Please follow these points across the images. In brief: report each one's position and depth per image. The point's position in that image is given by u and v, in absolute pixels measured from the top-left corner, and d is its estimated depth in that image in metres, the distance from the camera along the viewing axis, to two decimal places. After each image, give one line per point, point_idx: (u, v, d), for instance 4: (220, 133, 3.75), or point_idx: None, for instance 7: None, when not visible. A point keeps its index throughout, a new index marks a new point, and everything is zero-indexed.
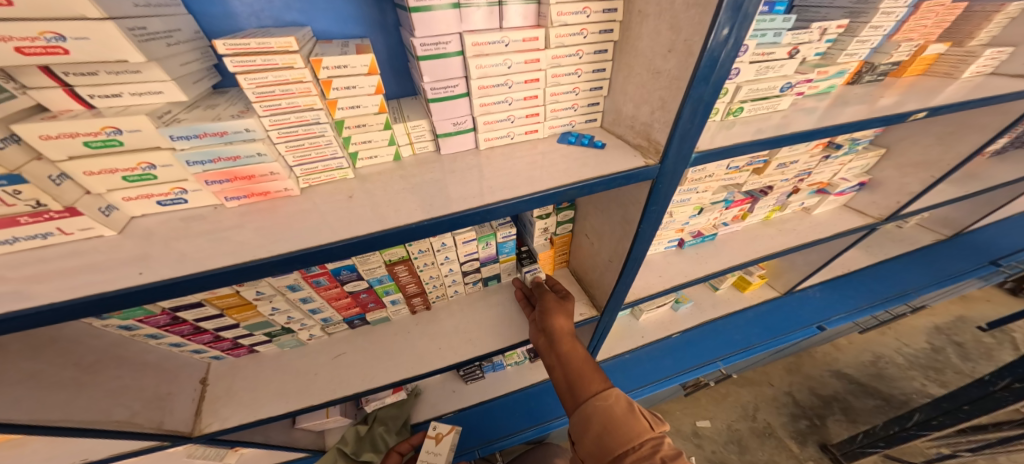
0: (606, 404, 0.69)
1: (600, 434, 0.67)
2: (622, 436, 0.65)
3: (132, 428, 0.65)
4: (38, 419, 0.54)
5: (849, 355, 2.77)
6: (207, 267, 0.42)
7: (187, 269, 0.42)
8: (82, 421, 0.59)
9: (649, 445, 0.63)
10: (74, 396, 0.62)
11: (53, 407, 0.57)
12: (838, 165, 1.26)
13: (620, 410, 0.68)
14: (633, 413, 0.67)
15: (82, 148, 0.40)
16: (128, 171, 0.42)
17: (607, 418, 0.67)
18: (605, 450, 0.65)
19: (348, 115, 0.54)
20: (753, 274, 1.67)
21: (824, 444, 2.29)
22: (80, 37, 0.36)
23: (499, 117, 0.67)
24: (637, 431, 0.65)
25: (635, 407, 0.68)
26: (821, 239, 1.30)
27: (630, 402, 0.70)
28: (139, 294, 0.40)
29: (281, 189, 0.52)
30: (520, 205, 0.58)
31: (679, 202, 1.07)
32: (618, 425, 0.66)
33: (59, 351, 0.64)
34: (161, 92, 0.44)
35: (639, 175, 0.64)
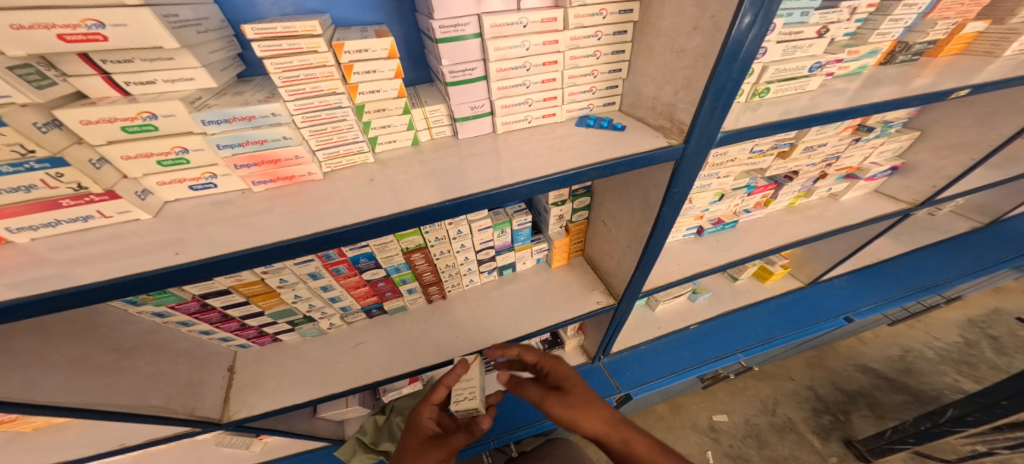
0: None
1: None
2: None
3: (167, 413, 0.69)
4: (81, 402, 0.57)
5: (875, 349, 2.68)
6: (236, 249, 0.43)
7: (219, 251, 0.43)
8: (122, 405, 0.62)
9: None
10: (115, 380, 0.64)
11: (95, 392, 0.60)
12: (868, 148, 1.20)
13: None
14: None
15: (119, 132, 0.41)
16: (163, 156, 0.44)
17: None
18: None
19: (369, 100, 0.54)
20: (775, 264, 1.63)
21: (848, 440, 2.22)
22: (119, 24, 0.37)
23: (517, 101, 0.67)
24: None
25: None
26: (848, 226, 1.26)
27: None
28: (173, 275, 0.41)
29: (305, 174, 0.52)
30: (541, 185, 0.58)
31: (699, 188, 1.05)
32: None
33: (100, 337, 0.66)
34: (192, 79, 0.44)
35: (661, 156, 0.63)
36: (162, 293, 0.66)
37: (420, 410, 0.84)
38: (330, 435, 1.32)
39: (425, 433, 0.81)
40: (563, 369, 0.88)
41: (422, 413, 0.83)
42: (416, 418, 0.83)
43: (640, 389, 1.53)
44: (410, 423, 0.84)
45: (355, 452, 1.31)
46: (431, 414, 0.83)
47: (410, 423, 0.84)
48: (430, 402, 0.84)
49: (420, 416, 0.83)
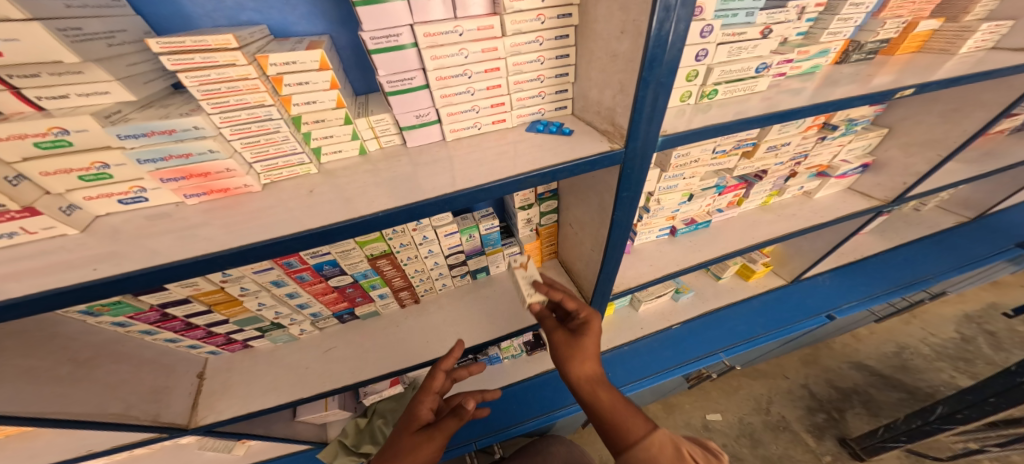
0: (650, 455, 0.61)
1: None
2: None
3: (127, 419, 0.71)
4: (35, 411, 0.58)
5: (870, 346, 2.65)
6: (163, 262, 0.44)
7: (147, 263, 0.44)
8: (78, 414, 0.64)
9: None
10: (70, 391, 0.66)
11: (50, 401, 0.62)
12: (836, 146, 1.23)
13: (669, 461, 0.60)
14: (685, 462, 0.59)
15: (32, 149, 0.41)
16: (83, 171, 0.44)
17: None
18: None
19: (305, 111, 0.55)
20: (757, 262, 1.64)
21: (842, 438, 2.20)
22: (10, 39, 0.37)
23: (463, 108, 0.67)
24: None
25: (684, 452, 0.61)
26: (823, 223, 1.26)
27: (677, 442, 0.62)
28: (96, 289, 0.42)
29: (241, 185, 0.53)
30: (480, 194, 0.58)
31: (665, 188, 1.06)
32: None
33: (56, 346, 0.68)
34: (107, 92, 0.45)
35: (604, 160, 0.63)
36: (117, 304, 0.68)
37: (417, 399, 0.77)
38: (312, 438, 1.33)
39: (421, 422, 0.75)
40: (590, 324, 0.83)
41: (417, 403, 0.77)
42: (414, 407, 0.77)
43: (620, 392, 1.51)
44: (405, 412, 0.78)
45: (337, 454, 1.30)
46: (429, 403, 0.77)
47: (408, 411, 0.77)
48: (428, 390, 0.78)
49: (420, 406, 0.76)
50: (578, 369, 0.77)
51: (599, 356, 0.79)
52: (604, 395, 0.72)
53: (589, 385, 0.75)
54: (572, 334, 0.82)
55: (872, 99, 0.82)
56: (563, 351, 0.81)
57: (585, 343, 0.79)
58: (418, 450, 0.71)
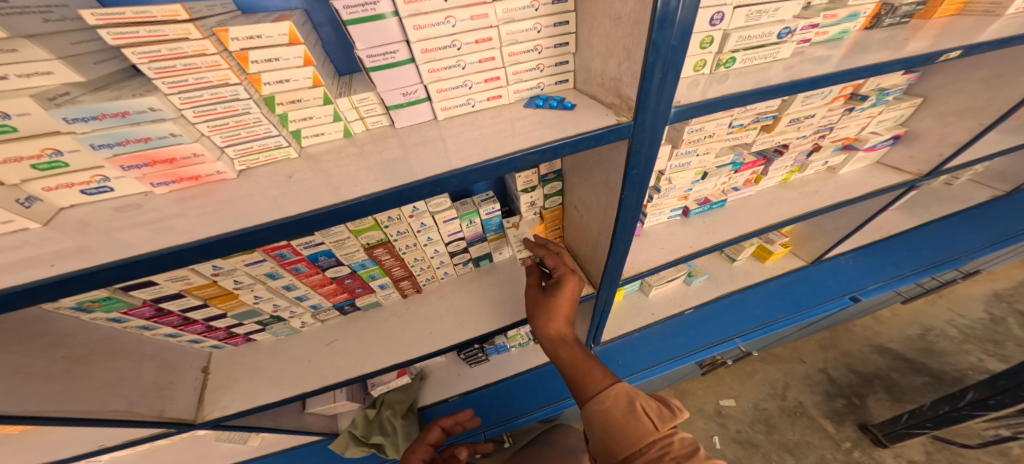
0: (603, 407, 0.65)
1: (603, 439, 0.64)
2: (625, 439, 0.61)
3: (132, 416, 0.70)
4: (38, 410, 0.58)
5: (893, 328, 2.56)
6: (122, 257, 0.40)
7: (107, 258, 0.39)
8: (81, 411, 0.63)
9: (656, 447, 0.60)
10: (66, 387, 0.64)
11: (46, 399, 0.60)
12: (865, 118, 1.17)
13: (619, 412, 0.64)
14: (634, 412, 0.63)
15: None
16: (34, 159, 0.40)
17: (606, 423, 0.64)
18: (611, 453, 0.62)
19: (277, 90, 0.51)
20: (775, 243, 1.57)
21: (863, 424, 2.14)
22: None
23: (454, 84, 0.62)
24: (640, 434, 0.61)
25: (635, 405, 0.64)
26: (848, 200, 1.20)
27: (630, 395, 0.65)
28: (53, 286, 0.37)
29: (214, 172, 0.50)
30: (474, 174, 0.52)
31: (677, 167, 1.01)
32: (619, 429, 0.62)
33: (48, 344, 0.66)
34: (51, 73, 0.40)
35: (610, 134, 0.57)
36: (108, 300, 0.66)
37: (412, 451, 0.93)
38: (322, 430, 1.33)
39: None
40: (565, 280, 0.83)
41: (413, 456, 0.92)
42: (408, 457, 0.93)
43: (634, 376, 1.63)
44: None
45: (348, 445, 1.30)
46: (422, 454, 0.93)
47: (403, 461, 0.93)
48: (424, 442, 0.95)
49: (413, 456, 0.92)
50: (546, 329, 0.79)
51: (568, 314, 0.80)
52: (567, 353, 0.76)
53: (554, 344, 0.78)
54: (544, 292, 0.84)
55: (907, 63, 0.74)
56: (535, 311, 0.84)
57: (554, 302, 0.80)
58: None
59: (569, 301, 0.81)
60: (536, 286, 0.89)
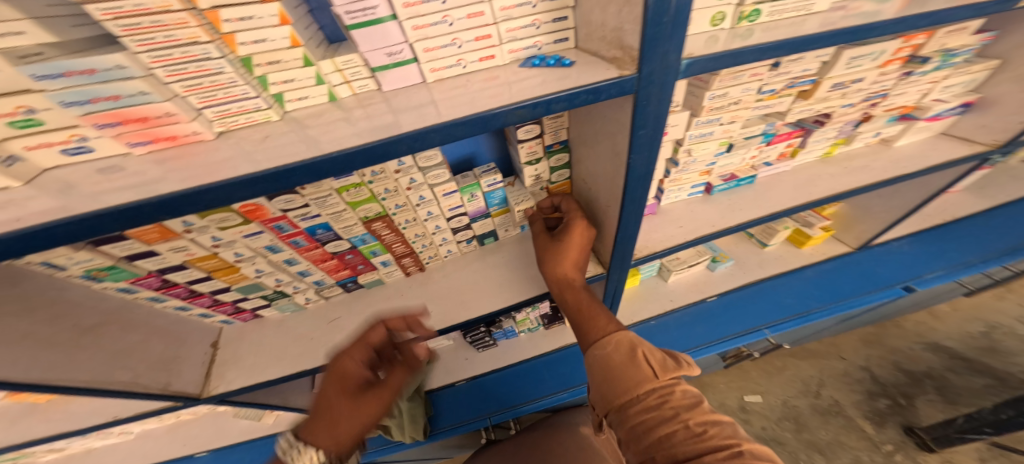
0: (604, 352, 0.64)
1: (600, 384, 0.62)
2: (621, 385, 0.59)
3: (138, 388, 0.75)
4: (42, 377, 0.62)
5: (952, 325, 2.34)
6: (86, 212, 0.39)
7: (65, 215, 0.38)
8: (87, 381, 0.68)
9: (655, 395, 0.57)
10: (72, 355, 0.69)
11: (54, 367, 0.64)
12: (928, 83, 1.02)
13: (619, 357, 0.62)
14: (635, 359, 0.61)
15: None
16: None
17: (605, 366, 0.62)
18: (606, 400, 0.60)
19: (254, 51, 0.49)
20: (814, 227, 1.44)
21: (908, 427, 1.97)
22: None
23: (441, 42, 0.57)
24: (638, 380, 0.58)
25: (637, 352, 0.61)
26: (902, 177, 1.06)
27: (633, 343, 0.63)
28: (15, 241, 0.37)
29: (190, 133, 0.49)
30: (456, 130, 0.49)
31: (699, 137, 0.92)
32: (617, 374, 0.60)
33: (58, 311, 0.69)
34: (25, 33, 0.38)
35: (610, 89, 0.51)
36: (114, 269, 0.68)
37: (347, 354, 0.72)
38: None
39: (354, 380, 0.71)
40: (572, 226, 0.82)
41: (348, 362, 0.72)
42: (339, 365, 0.71)
43: None
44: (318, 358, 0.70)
45: None
46: (363, 358, 0.73)
47: (332, 365, 0.72)
48: (362, 344, 0.74)
49: (346, 360, 0.72)
50: (554, 273, 0.80)
51: (577, 260, 0.79)
52: (574, 297, 0.77)
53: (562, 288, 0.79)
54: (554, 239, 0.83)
55: (980, 12, 0.63)
56: (543, 257, 0.83)
57: (564, 248, 0.79)
58: (364, 411, 0.69)
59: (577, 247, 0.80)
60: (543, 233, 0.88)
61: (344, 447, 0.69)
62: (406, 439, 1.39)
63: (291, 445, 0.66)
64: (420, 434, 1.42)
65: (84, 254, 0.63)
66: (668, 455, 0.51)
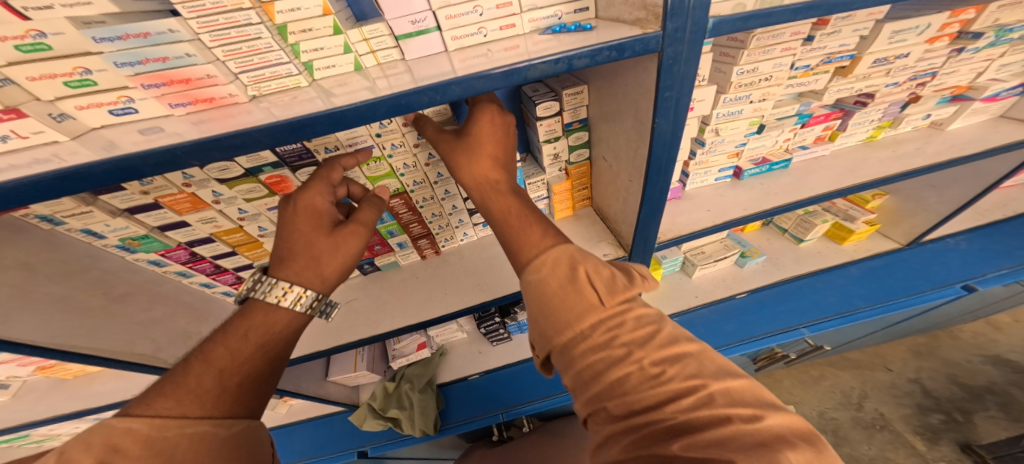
0: (539, 277, 0.51)
1: (537, 318, 0.50)
2: (563, 319, 0.48)
3: (155, 362, 0.78)
4: (68, 344, 0.63)
5: (1014, 336, 2.15)
6: (121, 155, 0.41)
7: (102, 159, 0.40)
8: (111, 351, 0.70)
9: (603, 328, 0.46)
10: (100, 323, 0.69)
11: (80, 334, 0.65)
12: (984, 61, 0.94)
13: (556, 281, 0.50)
14: (576, 283, 0.49)
15: (15, 52, 0.40)
16: (17, 39, 0.39)
17: (540, 295, 0.50)
18: (548, 338, 0.49)
19: (290, 19, 0.51)
20: (857, 221, 1.35)
21: (965, 444, 1.81)
22: None
23: (463, 10, 0.58)
24: (581, 309, 0.47)
25: (578, 273, 0.50)
26: (957, 160, 0.98)
27: (574, 261, 0.51)
28: (54, 182, 0.39)
29: (226, 95, 0.51)
30: (478, 84, 0.49)
31: (727, 115, 0.88)
32: (555, 303, 0.49)
33: (93, 278, 0.68)
34: (90, 2, 0.41)
35: (635, 46, 0.50)
36: (147, 239, 0.70)
37: (313, 189, 0.57)
38: (343, 400, 1.36)
39: (327, 218, 0.58)
40: (484, 116, 0.63)
41: (314, 194, 0.58)
42: (305, 204, 0.57)
43: None
44: (286, 207, 0.57)
45: (366, 418, 1.36)
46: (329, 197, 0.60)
47: (292, 204, 0.57)
48: (325, 179, 0.60)
49: (311, 193, 0.58)
50: (472, 178, 0.63)
51: (496, 160, 0.63)
52: (498, 204, 0.62)
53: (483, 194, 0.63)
54: (468, 134, 0.63)
55: None
56: (456, 161, 0.64)
57: (482, 146, 0.62)
58: (345, 248, 0.58)
59: (494, 143, 0.63)
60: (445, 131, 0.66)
61: (331, 285, 0.59)
62: (417, 433, 1.35)
63: (258, 281, 0.53)
64: (431, 428, 1.38)
65: (120, 220, 0.64)
66: (621, 403, 0.42)
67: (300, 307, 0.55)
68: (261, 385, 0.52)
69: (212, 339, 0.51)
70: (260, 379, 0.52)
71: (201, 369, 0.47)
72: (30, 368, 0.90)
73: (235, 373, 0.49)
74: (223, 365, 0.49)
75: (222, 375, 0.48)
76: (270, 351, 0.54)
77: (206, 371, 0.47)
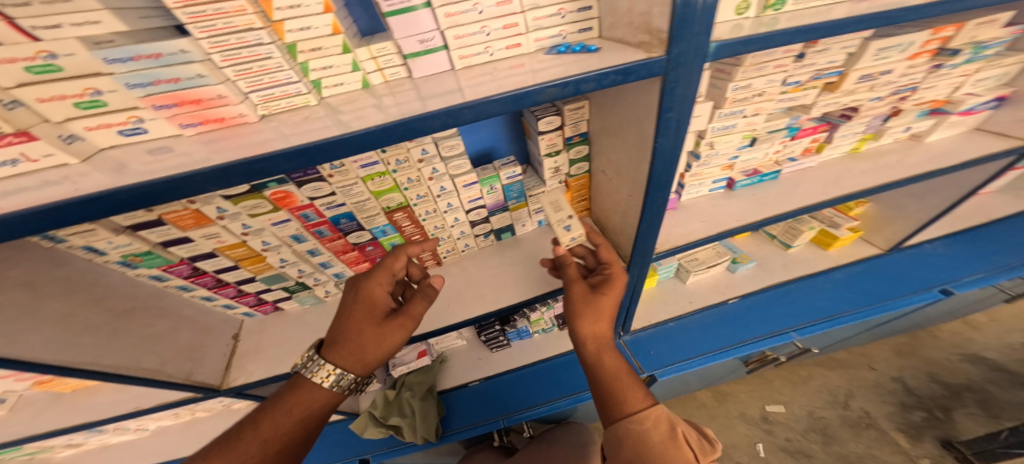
0: (642, 428, 0.67)
1: (632, 456, 0.65)
2: (660, 463, 0.64)
3: (161, 376, 0.75)
4: (68, 360, 0.61)
5: (990, 335, 2.24)
6: (140, 181, 0.41)
7: (120, 184, 0.40)
8: (113, 366, 0.67)
9: None
10: (102, 340, 0.68)
11: (80, 350, 0.64)
12: (960, 77, 0.99)
13: (658, 435, 0.66)
14: (675, 440, 0.66)
15: (24, 74, 0.39)
16: (27, 60, 0.39)
17: (641, 441, 0.66)
18: None
19: (299, 38, 0.51)
20: (841, 228, 1.39)
21: (947, 441, 1.88)
22: None
23: (471, 30, 0.59)
24: (680, 462, 0.64)
25: (677, 432, 0.67)
26: (938, 171, 1.03)
27: (671, 421, 0.68)
28: (73, 208, 0.39)
29: (237, 115, 0.51)
30: (489, 107, 0.50)
31: (721, 129, 0.90)
32: (655, 452, 0.65)
33: (96, 295, 0.70)
34: (99, 22, 0.40)
35: (640, 70, 0.52)
36: (150, 255, 0.70)
37: (374, 281, 0.72)
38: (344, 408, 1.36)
39: (382, 306, 0.72)
40: (614, 280, 0.80)
41: (375, 285, 0.73)
42: (369, 294, 0.72)
43: (665, 371, 1.39)
44: (354, 295, 0.72)
45: (367, 425, 1.36)
46: (386, 286, 0.74)
47: (358, 295, 0.72)
48: (387, 271, 0.74)
49: (374, 287, 0.72)
50: (589, 328, 0.77)
51: (610, 313, 0.79)
52: (609, 357, 0.75)
53: (595, 345, 0.76)
54: (594, 290, 0.79)
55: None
56: (577, 305, 0.78)
57: (604, 302, 0.78)
58: (390, 337, 0.71)
59: (614, 302, 0.79)
60: (579, 280, 0.81)
61: (368, 369, 0.71)
62: (419, 440, 1.34)
63: (311, 360, 0.69)
64: (433, 435, 1.37)
65: (123, 238, 0.64)
66: None
67: (335, 388, 0.69)
68: (294, 451, 0.68)
69: (266, 410, 0.67)
70: (293, 445, 0.67)
71: (252, 438, 0.64)
72: (26, 383, 0.88)
73: (276, 443, 0.66)
74: (268, 436, 0.65)
75: (265, 444, 0.65)
76: (308, 424, 0.69)
77: (255, 439, 0.64)
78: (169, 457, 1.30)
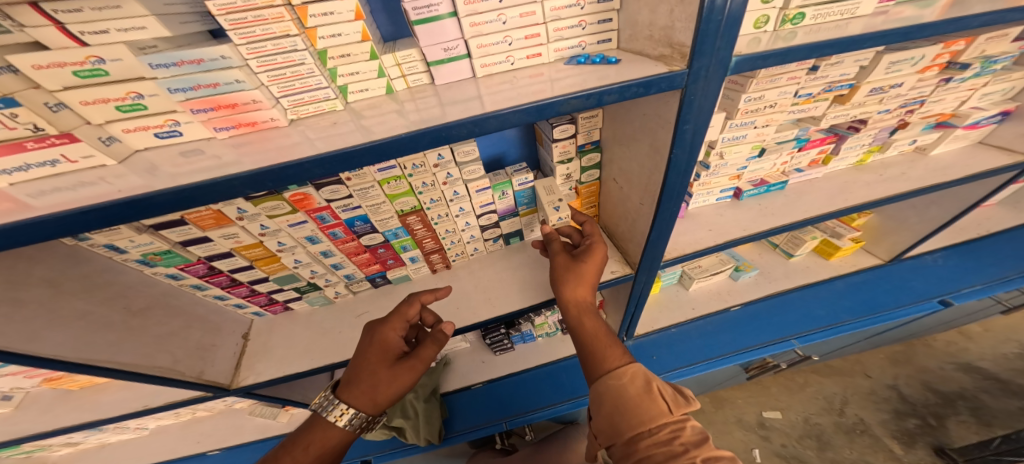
0: (619, 383, 0.65)
1: (610, 414, 0.64)
2: (635, 417, 0.62)
3: (175, 375, 0.74)
4: (87, 358, 0.61)
5: (984, 345, 2.27)
6: (178, 185, 0.42)
7: (159, 187, 0.41)
8: (129, 363, 0.67)
9: (667, 430, 0.60)
10: (120, 338, 0.68)
11: (98, 347, 0.64)
12: (967, 91, 1.01)
13: (634, 390, 0.64)
14: (651, 394, 0.63)
15: (72, 78, 0.41)
16: (77, 65, 0.40)
17: (618, 397, 0.64)
18: (617, 431, 0.63)
19: (331, 45, 0.52)
20: (843, 238, 1.40)
21: (939, 447, 1.90)
22: None
23: (495, 40, 0.60)
24: (653, 415, 0.61)
25: (652, 387, 0.64)
26: (940, 184, 1.05)
27: (648, 376, 0.65)
28: (112, 210, 0.40)
29: (268, 119, 0.52)
30: (513, 117, 0.51)
31: (731, 139, 0.93)
32: (630, 407, 0.63)
33: (112, 293, 0.70)
34: (145, 28, 0.41)
35: (660, 83, 0.53)
36: (168, 254, 0.70)
37: (388, 326, 0.72)
38: None
39: (394, 350, 0.72)
40: (595, 249, 0.81)
41: (388, 330, 0.72)
42: (382, 336, 0.72)
43: (669, 375, 1.42)
44: (368, 337, 0.72)
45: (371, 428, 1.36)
46: (401, 331, 0.73)
47: (370, 338, 0.72)
48: (402, 316, 0.74)
49: (387, 330, 0.72)
50: (572, 294, 0.78)
51: (593, 282, 0.79)
52: (591, 321, 0.75)
53: (579, 312, 0.77)
54: (574, 259, 0.80)
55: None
56: (561, 275, 0.80)
57: (583, 269, 0.78)
58: (401, 378, 0.71)
59: (596, 269, 0.80)
60: (563, 252, 0.84)
61: (379, 408, 0.71)
62: (421, 442, 1.34)
63: (327, 399, 0.70)
64: (434, 438, 1.38)
65: (145, 237, 0.65)
66: None
67: (349, 425, 0.69)
68: None
69: (285, 447, 0.67)
70: None
71: None
72: (34, 379, 0.88)
73: None
74: None
75: None
76: (326, 460, 0.68)
77: None
78: (170, 456, 1.30)
